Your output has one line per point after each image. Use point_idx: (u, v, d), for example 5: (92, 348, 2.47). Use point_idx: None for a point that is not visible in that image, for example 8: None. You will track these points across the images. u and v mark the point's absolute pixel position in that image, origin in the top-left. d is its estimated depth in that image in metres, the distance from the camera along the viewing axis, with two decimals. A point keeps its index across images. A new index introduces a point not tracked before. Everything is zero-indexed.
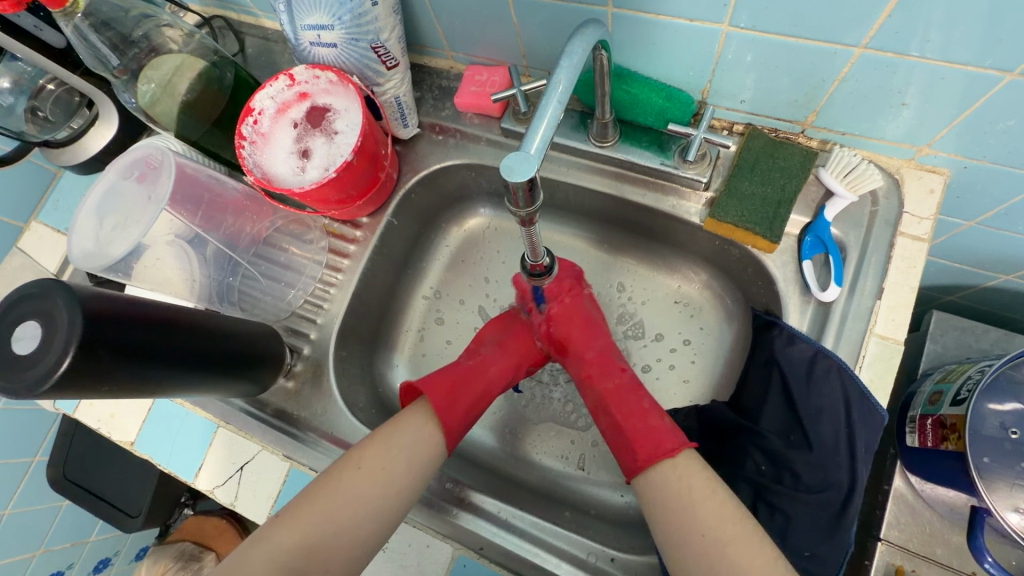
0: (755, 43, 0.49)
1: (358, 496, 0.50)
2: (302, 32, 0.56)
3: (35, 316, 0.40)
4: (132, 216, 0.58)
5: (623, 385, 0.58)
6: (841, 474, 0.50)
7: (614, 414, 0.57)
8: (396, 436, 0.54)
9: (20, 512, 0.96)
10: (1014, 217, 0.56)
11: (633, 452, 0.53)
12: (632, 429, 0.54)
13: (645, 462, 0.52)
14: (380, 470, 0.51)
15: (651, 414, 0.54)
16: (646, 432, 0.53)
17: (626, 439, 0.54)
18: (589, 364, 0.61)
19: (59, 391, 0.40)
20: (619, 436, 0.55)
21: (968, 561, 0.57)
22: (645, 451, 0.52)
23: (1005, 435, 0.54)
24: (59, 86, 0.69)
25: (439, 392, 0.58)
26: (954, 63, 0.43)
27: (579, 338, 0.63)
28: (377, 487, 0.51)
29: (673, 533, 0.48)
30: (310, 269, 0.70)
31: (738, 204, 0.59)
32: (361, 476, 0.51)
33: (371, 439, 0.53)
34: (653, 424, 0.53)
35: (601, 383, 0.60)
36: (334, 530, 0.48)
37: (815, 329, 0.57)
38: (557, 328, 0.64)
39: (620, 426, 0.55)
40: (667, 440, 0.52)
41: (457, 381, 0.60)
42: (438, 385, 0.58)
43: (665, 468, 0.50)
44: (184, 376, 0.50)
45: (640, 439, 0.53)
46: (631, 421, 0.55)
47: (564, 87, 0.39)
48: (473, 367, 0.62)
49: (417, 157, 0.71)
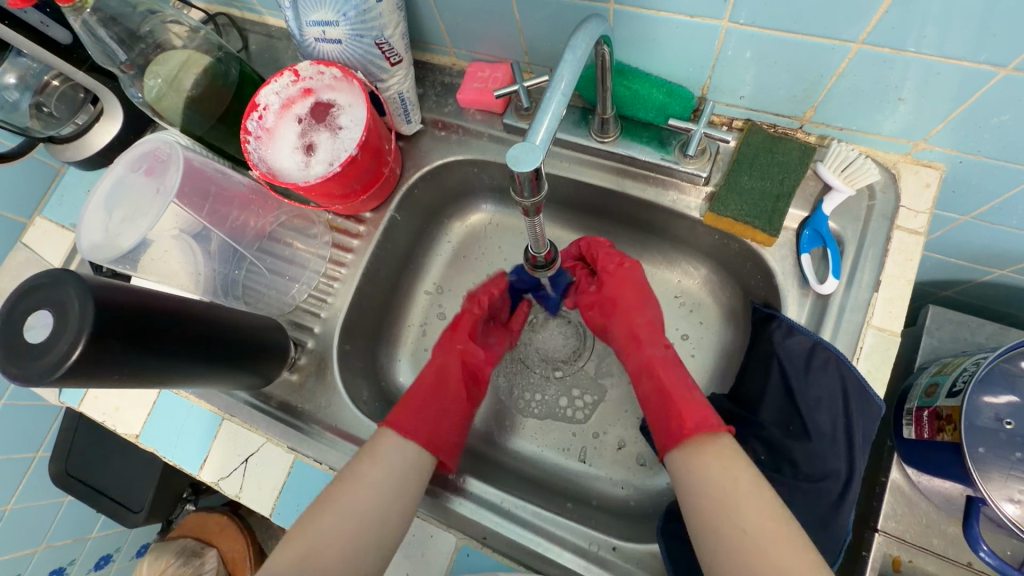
0: (754, 39, 0.50)
1: (342, 512, 0.52)
2: (307, 28, 0.57)
3: (47, 305, 0.40)
4: (140, 209, 0.58)
5: (666, 356, 0.63)
6: (839, 464, 0.51)
7: (659, 379, 0.61)
8: (372, 453, 0.56)
9: (22, 508, 0.97)
10: (1009, 211, 0.57)
11: (677, 420, 0.56)
12: (676, 395, 0.58)
13: (688, 432, 0.54)
14: (360, 485, 0.54)
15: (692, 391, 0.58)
16: (691, 405, 0.56)
17: (671, 407, 0.57)
18: (637, 328, 0.67)
19: (70, 379, 0.40)
20: (663, 400, 0.59)
21: (964, 551, 0.58)
22: (690, 420, 0.55)
23: (1000, 426, 0.55)
24: (65, 82, 0.70)
25: (402, 418, 0.60)
26: (950, 58, 0.44)
27: (630, 300, 0.68)
28: (360, 500, 0.53)
29: (705, 518, 0.49)
30: (314, 264, 0.71)
31: (738, 198, 0.60)
32: (342, 493, 0.53)
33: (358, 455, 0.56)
34: (693, 399, 0.57)
35: (646, 349, 0.65)
36: (323, 545, 0.49)
37: (814, 321, 0.58)
38: (608, 287, 0.70)
39: (666, 392, 0.59)
40: (709, 417, 0.55)
41: (415, 403, 0.63)
42: (404, 413, 0.61)
43: (708, 457, 0.52)
44: (191, 367, 0.51)
45: (686, 408, 0.56)
46: (676, 390, 0.59)
47: (567, 81, 0.40)
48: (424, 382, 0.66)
49: (420, 153, 0.72)
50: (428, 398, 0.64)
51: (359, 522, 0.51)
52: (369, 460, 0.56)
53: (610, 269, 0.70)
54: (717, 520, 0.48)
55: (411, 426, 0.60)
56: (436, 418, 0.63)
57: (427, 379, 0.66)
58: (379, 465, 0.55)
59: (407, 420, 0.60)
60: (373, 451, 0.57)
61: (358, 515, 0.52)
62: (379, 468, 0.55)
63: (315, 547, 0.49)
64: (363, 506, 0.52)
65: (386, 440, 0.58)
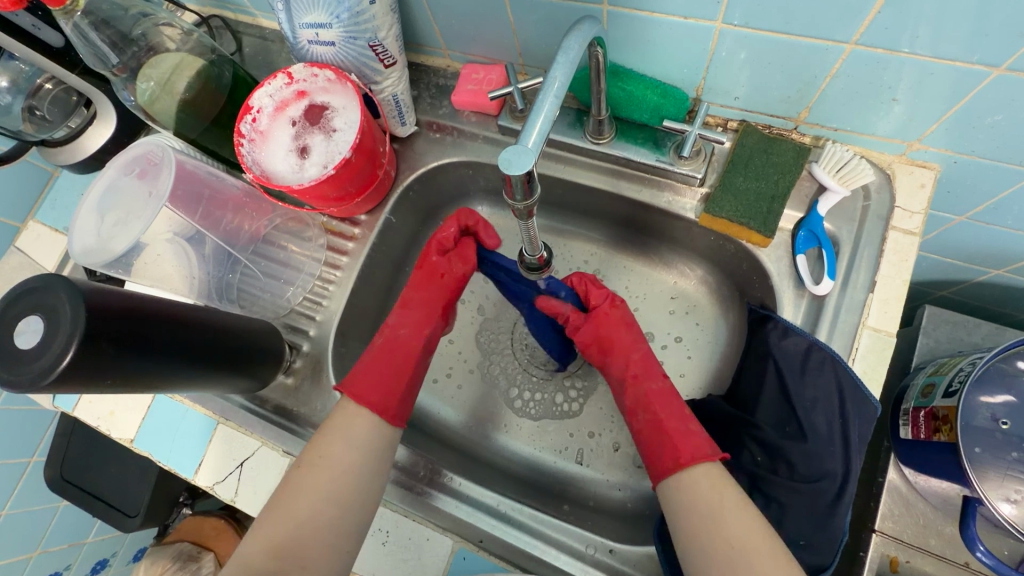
0: (748, 40, 0.50)
1: (315, 498, 0.51)
2: (300, 30, 0.56)
3: (39, 310, 0.40)
4: (132, 212, 0.58)
5: (664, 390, 0.59)
6: (835, 464, 0.51)
7: (655, 414, 0.57)
8: (343, 433, 0.55)
9: (18, 512, 0.96)
10: (1003, 211, 0.57)
11: (673, 452, 0.54)
12: (671, 438, 0.55)
13: (685, 461, 0.52)
14: (333, 471, 0.53)
15: (686, 422, 0.55)
16: (682, 437, 0.54)
17: (665, 439, 0.55)
18: (632, 366, 0.62)
19: (61, 384, 0.40)
20: (659, 434, 0.56)
21: (960, 551, 0.59)
22: (686, 450, 0.53)
23: (996, 426, 0.55)
24: (57, 86, 0.69)
25: (366, 389, 0.58)
26: (943, 58, 0.44)
27: (625, 339, 0.63)
28: (333, 487, 0.52)
29: (694, 539, 0.49)
30: (309, 267, 0.70)
31: (732, 199, 0.60)
32: (314, 478, 0.52)
33: (321, 431, 0.55)
34: (689, 428, 0.55)
35: (643, 385, 0.60)
36: (301, 534, 0.50)
37: (810, 322, 0.58)
38: (603, 326, 0.64)
39: (662, 427, 0.56)
40: (703, 446, 0.53)
41: (383, 365, 0.60)
42: (371, 385, 0.58)
43: (699, 475, 0.51)
44: (183, 371, 0.50)
45: (688, 438, 0.54)
46: (671, 424, 0.56)
47: (560, 83, 0.39)
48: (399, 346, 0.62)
49: (415, 155, 0.72)
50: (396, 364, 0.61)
51: (333, 508, 0.52)
52: (340, 442, 0.54)
53: (603, 306, 0.65)
54: (713, 544, 0.48)
55: (375, 398, 0.58)
56: (399, 385, 0.60)
57: (402, 344, 0.62)
58: (350, 447, 0.54)
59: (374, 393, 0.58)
60: (342, 431, 0.55)
61: (333, 502, 0.52)
62: (350, 451, 0.54)
63: (293, 537, 0.50)
64: (338, 492, 0.52)
65: (354, 419, 0.56)
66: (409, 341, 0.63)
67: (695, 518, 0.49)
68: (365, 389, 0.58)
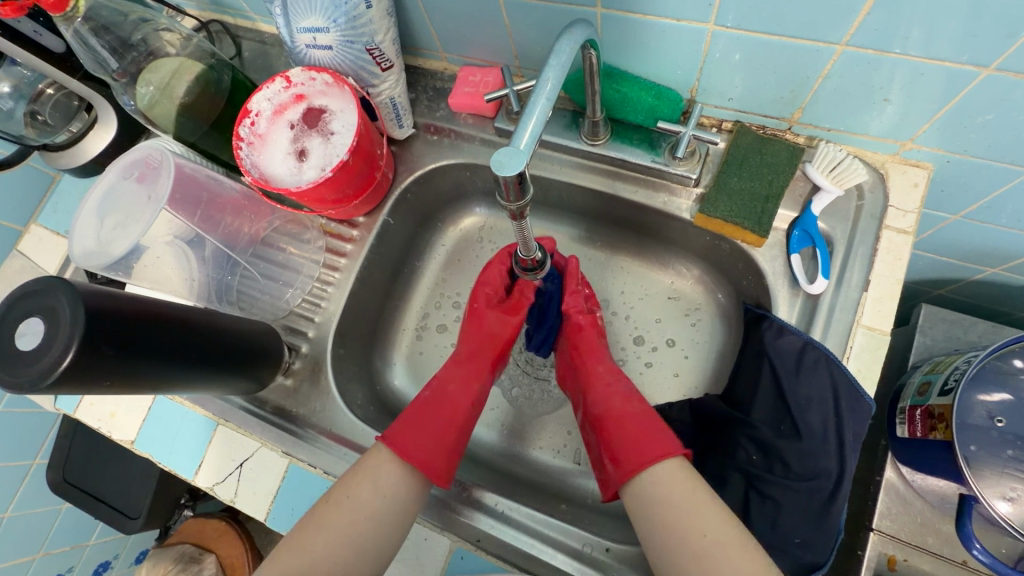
0: (741, 42, 0.50)
1: (333, 539, 0.50)
2: (298, 35, 0.57)
3: (39, 312, 0.41)
4: (132, 215, 0.59)
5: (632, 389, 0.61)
6: (830, 462, 0.51)
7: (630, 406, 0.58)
8: (371, 477, 0.54)
9: (20, 515, 0.97)
10: (997, 210, 0.57)
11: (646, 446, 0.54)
12: (627, 439, 0.55)
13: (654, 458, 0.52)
14: (357, 517, 0.52)
15: (653, 421, 0.56)
16: (651, 435, 0.55)
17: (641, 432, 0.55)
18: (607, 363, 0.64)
19: (62, 385, 0.40)
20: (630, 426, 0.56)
21: (958, 550, 0.59)
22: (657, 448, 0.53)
23: (991, 424, 0.55)
24: (59, 90, 0.71)
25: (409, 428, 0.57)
26: (934, 59, 0.45)
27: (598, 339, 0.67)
28: (354, 530, 0.51)
29: (679, 539, 0.48)
30: (308, 269, 0.71)
31: (727, 199, 0.60)
32: (335, 520, 0.51)
33: (355, 473, 0.54)
34: (653, 426, 0.56)
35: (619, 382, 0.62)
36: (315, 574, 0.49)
37: (804, 321, 0.58)
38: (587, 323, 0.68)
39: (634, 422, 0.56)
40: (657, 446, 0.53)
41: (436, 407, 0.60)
42: (407, 436, 0.56)
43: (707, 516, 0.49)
44: (182, 373, 0.51)
45: (661, 433, 0.55)
46: (643, 420, 0.56)
47: (552, 85, 0.40)
48: (436, 396, 0.61)
49: (413, 157, 0.73)
50: (445, 420, 0.60)
51: (348, 555, 0.50)
52: (368, 486, 0.53)
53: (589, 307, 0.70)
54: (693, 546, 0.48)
55: (414, 451, 0.55)
56: (444, 440, 0.58)
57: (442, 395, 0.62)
58: (376, 493, 0.53)
59: (411, 442, 0.56)
60: (370, 477, 0.54)
61: (350, 547, 0.51)
62: (376, 497, 0.53)
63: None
64: (358, 540, 0.51)
65: (390, 466, 0.55)
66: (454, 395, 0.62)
67: (678, 516, 0.49)
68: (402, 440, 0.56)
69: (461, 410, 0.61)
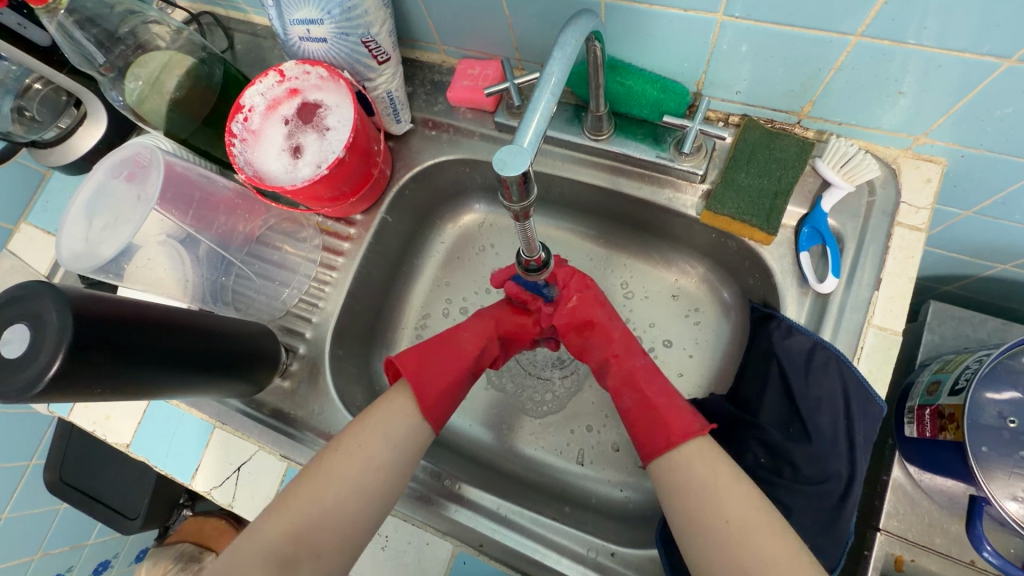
0: (750, 33, 0.48)
1: (342, 487, 0.50)
2: (291, 27, 0.55)
3: (24, 319, 0.39)
4: (122, 216, 0.57)
5: (647, 366, 0.59)
6: (841, 465, 0.50)
7: (642, 392, 0.57)
8: (385, 428, 0.53)
9: (17, 516, 0.96)
10: (1011, 206, 0.56)
11: (663, 432, 0.53)
12: (643, 425, 0.55)
13: (676, 441, 0.52)
14: (367, 467, 0.51)
15: (667, 401, 0.55)
16: (655, 422, 0.54)
17: (655, 419, 0.54)
18: (614, 346, 0.61)
19: (49, 395, 0.39)
20: (647, 413, 0.55)
21: (967, 550, 0.58)
22: (677, 429, 0.53)
23: (1003, 424, 0.54)
24: (46, 85, 0.68)
25: (417, 375, 0.57)
26: (951, 50, 0.43)
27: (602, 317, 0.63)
28: (363, 482, 0.50)
29: (693, 530, 0.47)
30: (304, 268, 0.69)
31: (735, 196, 0.59)
32: (344, 469, 0.50)
33: (362, 421, 0.53)
34: (667, 407, 0.55)
35: (626, 362, 0.60)
36: (323, 523, 0.48)
37: (813, 321, 0.57)
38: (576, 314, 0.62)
39: (649, 404, 0.56)
40: (675, 431, 0.52)
41: (434, 358, 0.59)
42: (429, 381, 0.57)
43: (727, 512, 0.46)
44: (175, 378, 0.49)
45: (660, 425, 0.54)
46: (641, 411, 0.56)
47: (556, 80, 0.38)
48: (456, 348, 0.61)
49: (410, 153, 0.71)
50: (454, 365, 0.60)
51: (358, 504, 0.50)
52: (380, 438, 0.53)
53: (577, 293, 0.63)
54: (718, 537, 0.46)
55: (428, 394, 0.56)
56: (452, 391, 0.59)
57: (462, 351, 0.61)
58: (387, 444, 0.53)
59: (430, 389, 0.57)
60: (384, 428, 0.53)
61: (360, 496, 0.50)
62: (386, 450, 0.52)
63: (315, 523, 0.48)
64: (366, 489, 0.50)
65: (401, 418, 0.54)
66: (472, 353, 0.61)
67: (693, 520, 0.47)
68: (423, 384, 0.57)
69: (463, 370, 0.60)
